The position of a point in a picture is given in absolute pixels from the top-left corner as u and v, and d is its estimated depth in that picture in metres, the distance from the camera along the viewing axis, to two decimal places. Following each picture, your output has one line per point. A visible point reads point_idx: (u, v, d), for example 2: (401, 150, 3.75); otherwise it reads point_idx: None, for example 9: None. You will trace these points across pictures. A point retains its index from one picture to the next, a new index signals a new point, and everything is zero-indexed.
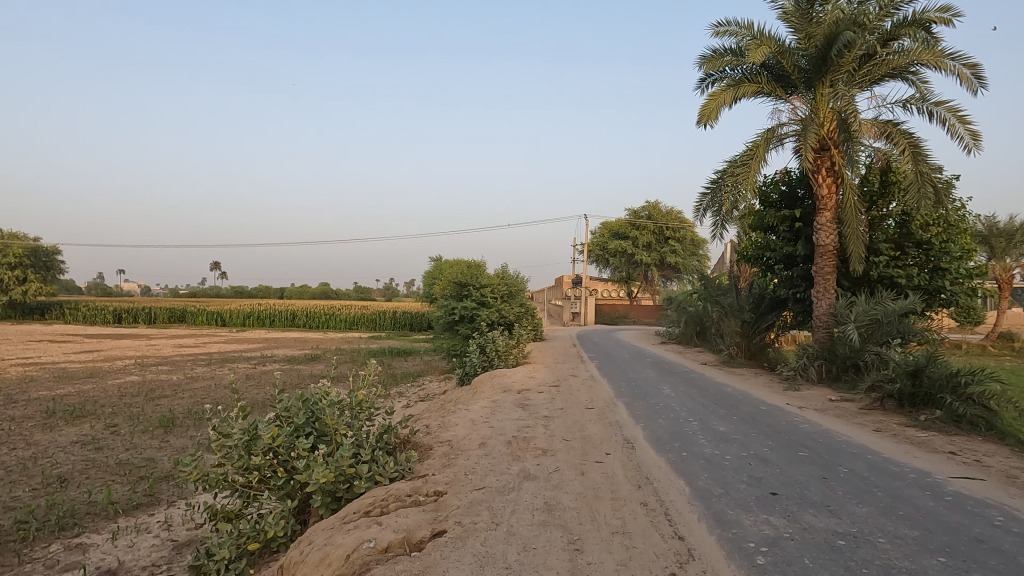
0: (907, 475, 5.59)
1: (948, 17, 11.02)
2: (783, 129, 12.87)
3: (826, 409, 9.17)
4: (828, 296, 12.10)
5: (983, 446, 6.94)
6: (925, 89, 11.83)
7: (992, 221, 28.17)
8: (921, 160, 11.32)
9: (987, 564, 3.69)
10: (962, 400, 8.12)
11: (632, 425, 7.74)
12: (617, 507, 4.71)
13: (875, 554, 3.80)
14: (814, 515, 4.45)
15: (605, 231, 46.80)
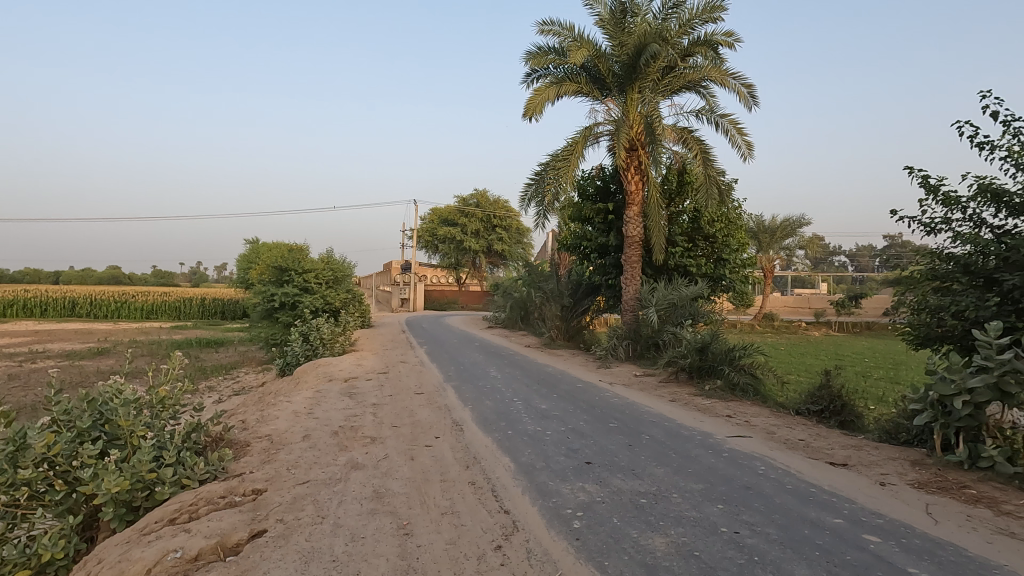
0: (695, 437, 6.47)
1: (731, 41, 12.72)
2: (599, 128, 13.93)
3: (632, 383, 10.24)
4: (634, 283, 13.42)
5: (750, 409, 8.28)
6: (713, 102, 13.58)
7: (760, 219, 33.41)
8: (710, 164, 13.02)
9: (752, 506, 4.43)
10: (736, 370, 9.57)
11: (461, 408, 7.92)
12: (446, 488, 4.81)
13: (670, 507, 4.36)
14: (621, 479, 4.96)
15: (434, 217, 46.83)
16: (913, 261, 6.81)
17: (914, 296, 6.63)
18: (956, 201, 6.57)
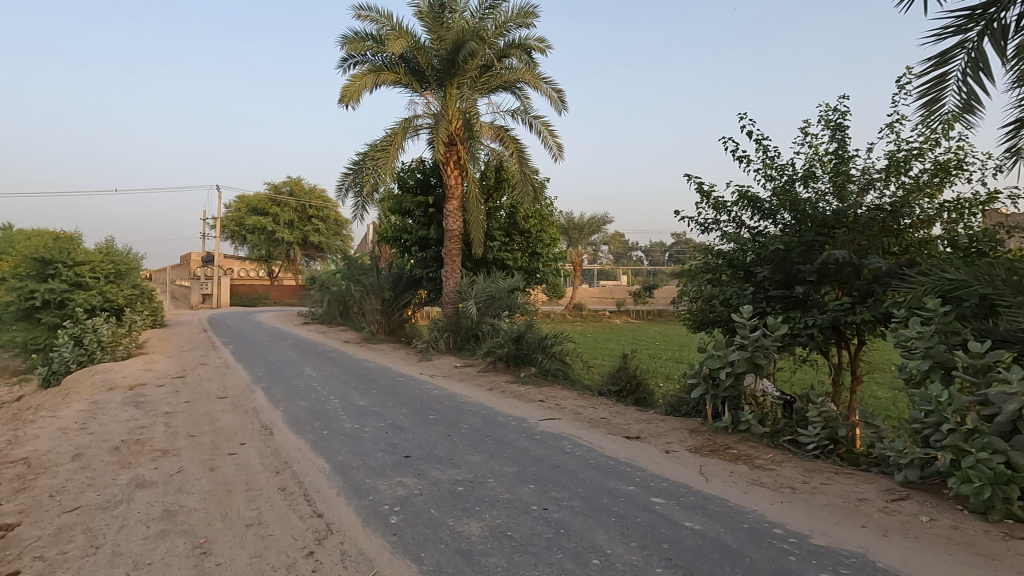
0: (510, 423, 6.79)
1: (543, 47, 13.44)
2: (419, 121, 13.88)
3: (451, 374, 10.43)
4: (455, 276, 13.66)
5: (560, 392, 8.91)
6: (527, 104, 14.26)
7: (570, 216, 35.99)
8: (525, 163, 13.70)
9: (560, 483, 4.77)
10: (548, 357, 10.23)
11: (270, 410, 7.40)
12: (252, 498, 4.47)
13: (485, 492, 4.52)
14: (439, 469, 5.03)
15: (242, 205, 43.05)
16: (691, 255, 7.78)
17: (692, 285, 7.70)
18: (723, 205, 7.67)
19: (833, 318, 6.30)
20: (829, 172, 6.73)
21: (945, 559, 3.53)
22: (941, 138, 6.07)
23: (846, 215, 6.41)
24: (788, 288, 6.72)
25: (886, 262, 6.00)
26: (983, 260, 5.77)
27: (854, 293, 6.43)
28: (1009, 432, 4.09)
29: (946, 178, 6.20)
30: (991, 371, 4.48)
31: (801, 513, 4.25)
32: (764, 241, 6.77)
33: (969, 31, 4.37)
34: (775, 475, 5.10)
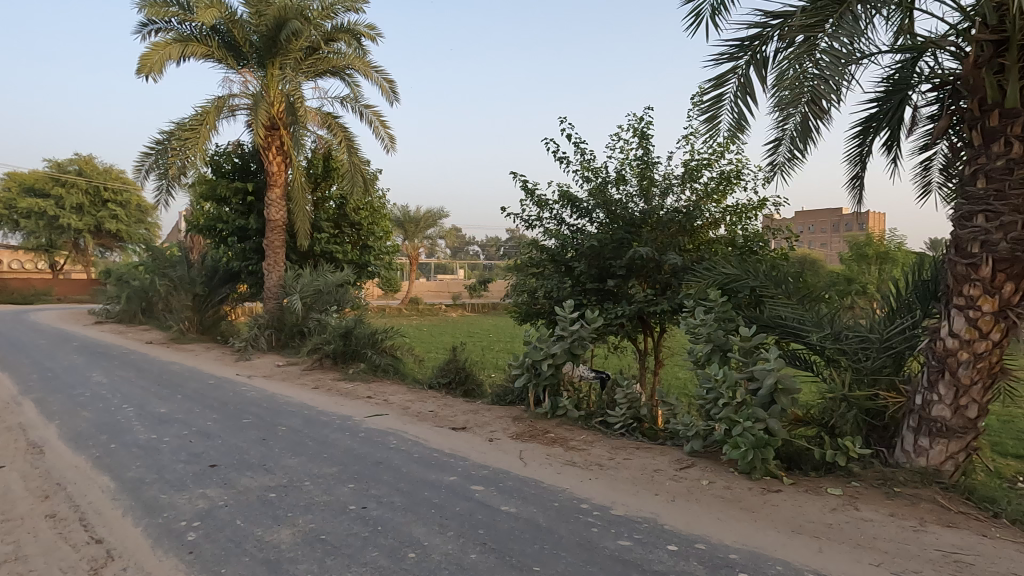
0: (333, 422, 6.54)
1: (373, 34, 13.07)
2: (235, 100, 12.76)
3: (272, 374, 9.77)
4: (277, 269, 12.80)
5: (389, 388, 8.78)
6: (357, 91, 13.79)
7: (405, 209, 35.61)
8: (354, 153, 13.29)
9: (381, 479, 4.70)
10: (378, 353, 10.02)
11: (42, 425, 6.34)
12: (8, 530, 3.79)
13: (300, 497, 4.30)
14: (249, 477, 4.68)
15: (11, 185, 36.25)
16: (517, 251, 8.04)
17: (518, 279, 8.01)
18: (546, 203, 8.06)
19: (639, 309, 6.92)
20: (636, 175, 7.31)
21: (717, 515, 4.08)
22: (724, 151, 6.94)
23: (650, 216, 7.06)
24: (601, 282, 7.25)
25: (681, 259, 6.70)
26: (754, 257, 6.74)
27: (656, 285, 7.12)
28: (767, 403, 4.85)
29: (728, 186, 7.09)
30: (755, 352, 5.23)
31: (606, 487, 4.64)
32: (581, 238, 7.21)
33: (738, 59, 5.04)
34: (586, 455, 5.51)
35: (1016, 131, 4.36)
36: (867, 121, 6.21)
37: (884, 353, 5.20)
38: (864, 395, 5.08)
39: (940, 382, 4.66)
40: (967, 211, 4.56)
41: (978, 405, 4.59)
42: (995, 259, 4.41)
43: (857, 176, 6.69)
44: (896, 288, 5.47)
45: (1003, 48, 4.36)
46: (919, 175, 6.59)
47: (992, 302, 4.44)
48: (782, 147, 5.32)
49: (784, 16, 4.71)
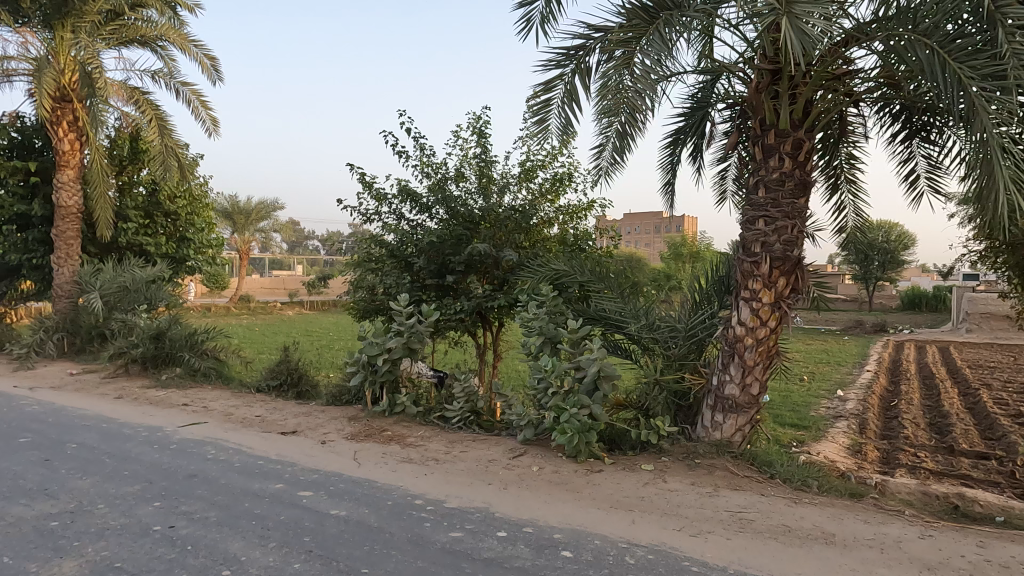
0: (139, 435, 5.82)
1: (191, 5, 11.82)
2: (12, 64, 10.82)
3: (63, 384, 8.44)
4: (70, 264, 11.08)
5: (210, 393, 8.03)
6: (172, 66, 12.39)
7: (233, 199, 32.83)
8: (167, 134, 11.98)
9: (194, 494, 4.28)
10: (197, 356, 9.10)
11: None
12: None
13: (91, 522, 3.76)
14: (25, 506, 3.99)
15: None
16: (355, 246, 7.73)
17: (356, 274, 7.72)
18: (385, 197, 7.86)
19: (477, 304, 7.00)
20: (475, 172, 7.38)
21: (545, 498, 4.28)
22: (557, 154, 7.27)
23: (489, 213, 7.17)
24: (441, 277, 7.23)
25: (517, 255, 6.87)
26: (582, 255, 7.17)
27: (494, 281, 7.24)
28: (591, 390, 5.16)
29: (561, 187, 7.44)
30: (583, 343, 5.51)
31: (441, 481, 4.65)
32: (421, 234, 7.12)
33: (565, 67, 5.31)
34: (422, 451, 5.48)
35: (787, 149, 5.13)
36: (676, 133, 6.90)
37: (689, 341, 5.83)
38: (672, 378, 5.65)
39: (731, 365, 5.35)
40: (752, 216, 5.26)
41: (760, 383, 5.34)
42: (772, 258, 5.15)
43: (669, 182, 7.42)
44: (699, 283, 6.15)
45: (778, 77, 5.08)
46: (718, 184, 7.48)
47: (770, 294, 5.18)
48: (605, 152, 5.71)
49: (605, 31, 5.05)
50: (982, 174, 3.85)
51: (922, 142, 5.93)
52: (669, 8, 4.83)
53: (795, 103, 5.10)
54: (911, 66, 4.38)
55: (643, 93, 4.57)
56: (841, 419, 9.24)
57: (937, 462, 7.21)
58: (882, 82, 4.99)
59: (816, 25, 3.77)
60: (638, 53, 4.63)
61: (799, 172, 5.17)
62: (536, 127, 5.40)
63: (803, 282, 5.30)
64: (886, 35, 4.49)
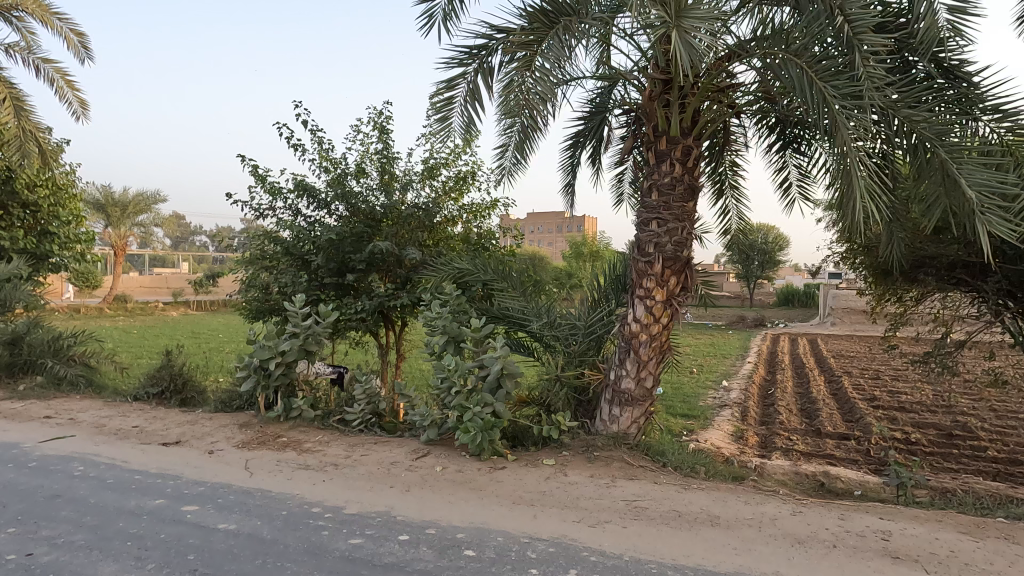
0: None
1: None
2: None
3: None
4: None
5: (79, 404, 7.28)
6: (31, 41, 11.11)
7: (107, 190, 30.01)
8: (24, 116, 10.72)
9: (57, 516, 3.86)
10: (63, 362, 8.22)
11: None
12: None
13: None
14: None
15: None
16: (247, 243, 7.28)
17: (248, 273, 7.28)
18: (279, 191, 7.47)
19: (379, 303, 6.83)
20: (376, 168, 7.19)
21: (449, 498, 4.26)
22: (461, 152, 7.24)
23: (391, 211, 7.00)
24: (340, 276, 6.99)
25: (420, 253, 6.76)
26: (486, 254, 7.20)
27: (397, 279, 7.10)
28: (494, 388, 5.19)
29: (465, 185, 7.41)
30: (486, 342, 5.52)
31: (340, 487, 4.50)
32: (319, 231, 6.83)
33: (467, 65, 5.30)
34: (321, 456, 5.28)
35: (677, 155, 5.43)
36: (576, 136, 7.10)
37: (588, 338, 6.03)
38: (573, 374, 5.82)
39: (628, 360, 5.58)
40: (646, 218, 5.52)
41: (654, 377, 5.61)
42: (664, 258, 5.43)
43: (570, 184, 7.62)
44: (598, 281, 6.36)
45: (669, 87, 5.36)
46: (616, 186, 7.78)
47: (662, 292, 5.46)
48: (507, 153, 5.74)
49: (506, 32, 5.09)
50: (843, 184, 4.28)
51: (794, 152, 6.49)
52: (568, 14, 4.96)
53: (684, 112, 5.40)
54: (784, 83, 4.78)
55: (544, 96, 4.65)
56: (726, 408, 9.93)
57: (807, 444, 7.94)
58: (760, 96, 5.41)
59: (702, 39, 4.01)
60: (538, 56, 4.69)
61: (689, 177, 5.49)
62: (439, 125, 5.34)
63: (692, 281, 5.63)
64: (763, 53, 4.86)
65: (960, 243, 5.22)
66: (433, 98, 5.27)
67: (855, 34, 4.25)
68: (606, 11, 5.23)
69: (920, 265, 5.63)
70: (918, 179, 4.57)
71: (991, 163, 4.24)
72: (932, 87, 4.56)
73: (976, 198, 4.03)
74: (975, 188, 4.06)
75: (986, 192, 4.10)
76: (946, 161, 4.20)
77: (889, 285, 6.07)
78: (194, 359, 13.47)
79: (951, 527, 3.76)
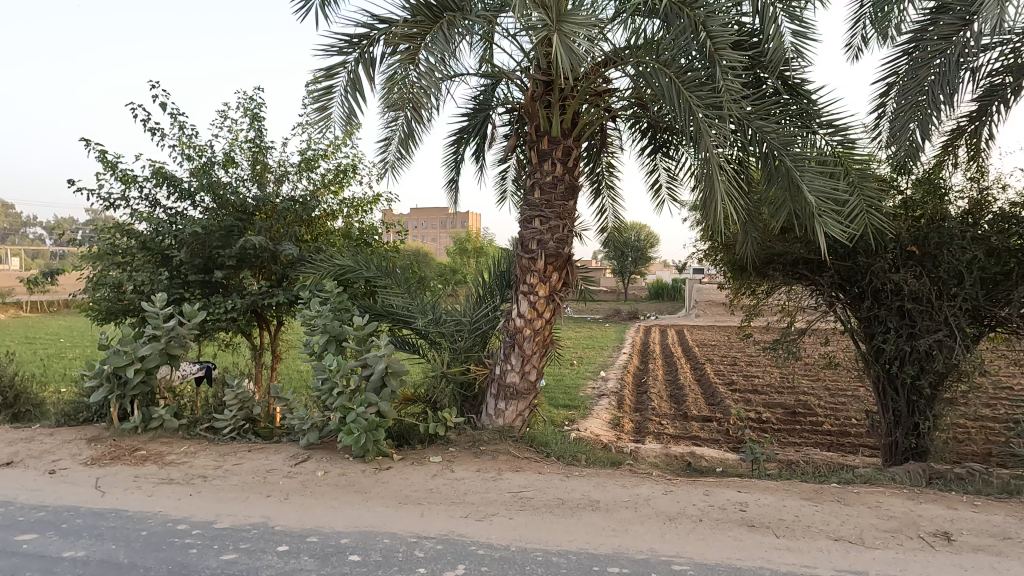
0: None
1: None
2: None
3: None
4: None
5: None
6: None
7: None
8: None
9: None
10: None
11: None
12: None
13: None
14: None
15: None
16: (94, 237, 6.51)
17: (95, 270, 6.51)
18: (134, 180, 6.76)
19: (252, 302, 6.39)
20: (247, 159, 6.71)
21: (331, 503, 4.11)
22: (341, 145, 6.97)
23: (264, 204, 6.57)
24: (207, 273, 6.46)
25: (297, 249, 6.41)
26: (368, 250, 6.97)
27: (272, 276, 6.69)
28: (379, 387, 5.04)
29: (345, 179, 7.15)
30: (369, 340, 5.35)
31: (209, 500, 4.18)
32: (182, 225, 6.25)
33: (348, 54, 5.11)
34: (186, 468, 4.86)
35: (558, 156, 5.61)
36: (460, 133, 7.10)
37: (474, 334, 6.06)
38: (459, 370, 5.83)
39: (513, 355, 5.69)
40: (529, 216, 5.65)
41: (537, 370, 5.77)
42: (546, 254, 5.59)
43: (453, 179, 7.61)
44: (483, 277, 6.41)
45: (550, 88, 5.52)
46: (499, 184, 7.89)
47: (545, 288, 5.62)
48: (391, 146, 5.59)
49: (389, 23, 4.97)
50: (706, 187, 4.65)
51: (664, 156, 6.95)
52: (452, 9, 4.93)
53: (565, 113, 5.59)
54: (655, 90, 5.08)
55: (427, 91, 4.57)
56: (603, 397, 10.43)
57: (675, 427, 8.56)
58: (634, 102, 5.72)
59: (581, 44, 4.15)
60: (423, 50, 4.61)
61: (569, 177, 5.69)
62: (317, 115, 5.09)
63: (572, 276, 5.86)
64: (636, 61, 5.14)
65: (802, 242, 5.88)
66: (310, 87, 5.02)
67: (716, 49, 4.61)
68: (489, 10, 5.29)
69: (770, 262, 6.26)
70: (768, 185, 5.07)
71: (826, 171, 4.81)
72: (779, 101, 5.07)
73: (814, 203, 4.56)
74: (814, 193, 4.61)
75: (823, 197, 4.65)
76: (790, 169, 4.70)
77: (744, 280, 6.68)
78: (27, 366, 11.86)
79: (795, 495, 4.24)
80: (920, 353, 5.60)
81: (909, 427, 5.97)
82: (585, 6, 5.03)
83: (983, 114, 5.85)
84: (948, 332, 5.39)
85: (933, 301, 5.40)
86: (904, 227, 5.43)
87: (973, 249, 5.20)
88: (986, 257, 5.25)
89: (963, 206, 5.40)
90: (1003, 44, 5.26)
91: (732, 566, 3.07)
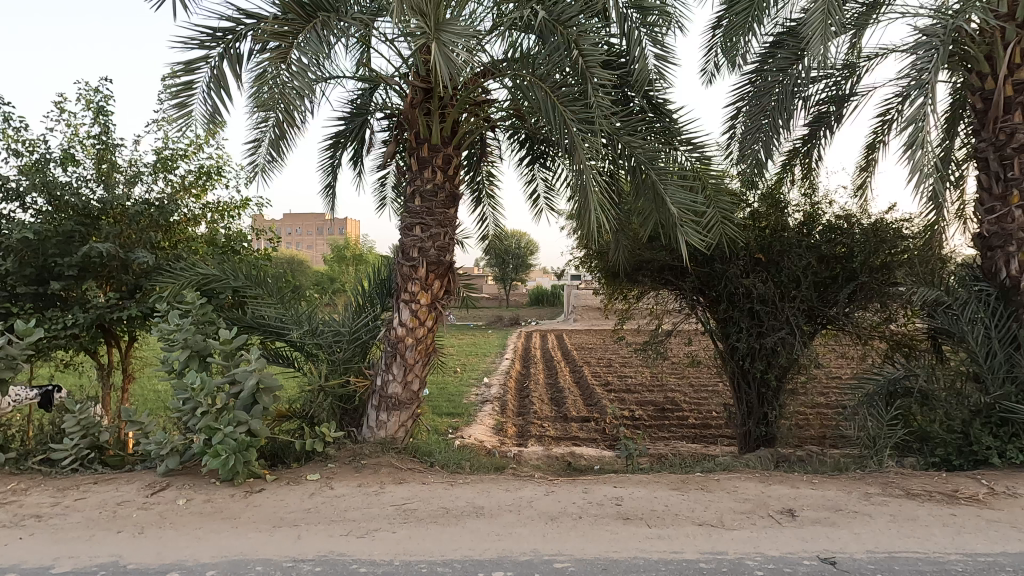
0: None
1: None
2: None
3: None
4: None
5: None
6: None
7: None
8: None
9: None
10: None
11: None
12: None
13: None
14: None
15: None
16: None
17: None
18: None
19: (97, 316, 5.71)
20: (90, 157, 6.02)
21: (194, 533, 3.78)
22: (203, 145, 6.45)
23: (112, 207, 5.90)
24: (39, 284, 5.70)
25: (153, 257, 5.83)
26: (236, 258, 6.50)
27: (122, 287, 6.01)
28: (249, 404, 4.70)
29: (208, 182, 6.65)
30: (237, 354, 4.97)
31: (45, 542, 3.67)
32: (8, 228, 5.43)
33: (210, 48, 4.76)
34: (15, 508, 4.23)
35: (438, 164, 5.60)
36: (336, 137, 6.87)
37: (353, 344, 5.87)
38: (337, 383, 5.60)
39: (394, 364, 5.60)
40: (410, 223, 5.59)
41: (420, 379, 5.70)
42: (428, 263, 5.56)
43: (330, 185, 7.35)
44: (362, 286, 6.24)
45: (430, 96, 5.52)
46: (378, 191, 7.73)
47: (426, 296, 5.58)
48: (261, 149, 5.26)
49: (257, 18, 4.70)
50: (581, 197, 4.86)
51: (541, 167, 7.18)
52: (326, 8, 4.76)
53: (444, 121, 5.59)
54: (532, 103, 5.25)
55: (301, 92, 4.38)
56: (486, 403, 10.53)
57: (556, 429, 8.82)
58: (512, 113, 5.85)
59: (459, 53, 4.18)
60: (295, 49, 4.42)
61: (449, 185, 5.69)
62: (175, 112, 4.69)
63: (454, 285, 5.88)
64: (513, 74, 5.27)
65: (667, 250, 6.32)
66: (168, 81, 4.62)
67: (588, 67, 4.83)
68: (366, 12, 5.19)
69: (639, 269, 6.67)
70: (637, 196, 5.42)
71: (686, 184, 5.22)
72: (645, 120, 5.44)
73: (676, 214, 4.95)
74: (677, 205, 4.99)
75: (684, 208, 5.05)
76: (656, 182, 5.05)
77: (616, 285, 7.05)
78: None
79: (665, 486, 4.54)
80: (767, 349, 6.25)
81: (760, 417, 6.59)
82: (464, 17, 5.09)
83: (814, 138, 6.62)
84: (789, 330, 6.06)
85: (777, 303, 6.05)
86: (752, 237, 6.03)
87: (808, 256, 5.90)
88: (818, 264, 5.98)
89: (799, 219, 6.10)
90: (828, 77, 6.04)
91: (610, 558, 3.22)
